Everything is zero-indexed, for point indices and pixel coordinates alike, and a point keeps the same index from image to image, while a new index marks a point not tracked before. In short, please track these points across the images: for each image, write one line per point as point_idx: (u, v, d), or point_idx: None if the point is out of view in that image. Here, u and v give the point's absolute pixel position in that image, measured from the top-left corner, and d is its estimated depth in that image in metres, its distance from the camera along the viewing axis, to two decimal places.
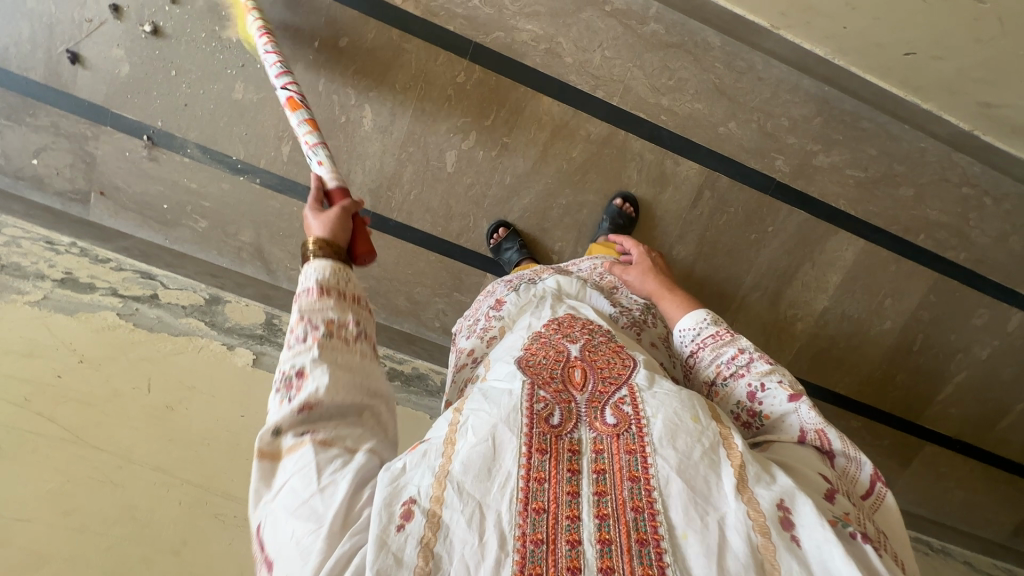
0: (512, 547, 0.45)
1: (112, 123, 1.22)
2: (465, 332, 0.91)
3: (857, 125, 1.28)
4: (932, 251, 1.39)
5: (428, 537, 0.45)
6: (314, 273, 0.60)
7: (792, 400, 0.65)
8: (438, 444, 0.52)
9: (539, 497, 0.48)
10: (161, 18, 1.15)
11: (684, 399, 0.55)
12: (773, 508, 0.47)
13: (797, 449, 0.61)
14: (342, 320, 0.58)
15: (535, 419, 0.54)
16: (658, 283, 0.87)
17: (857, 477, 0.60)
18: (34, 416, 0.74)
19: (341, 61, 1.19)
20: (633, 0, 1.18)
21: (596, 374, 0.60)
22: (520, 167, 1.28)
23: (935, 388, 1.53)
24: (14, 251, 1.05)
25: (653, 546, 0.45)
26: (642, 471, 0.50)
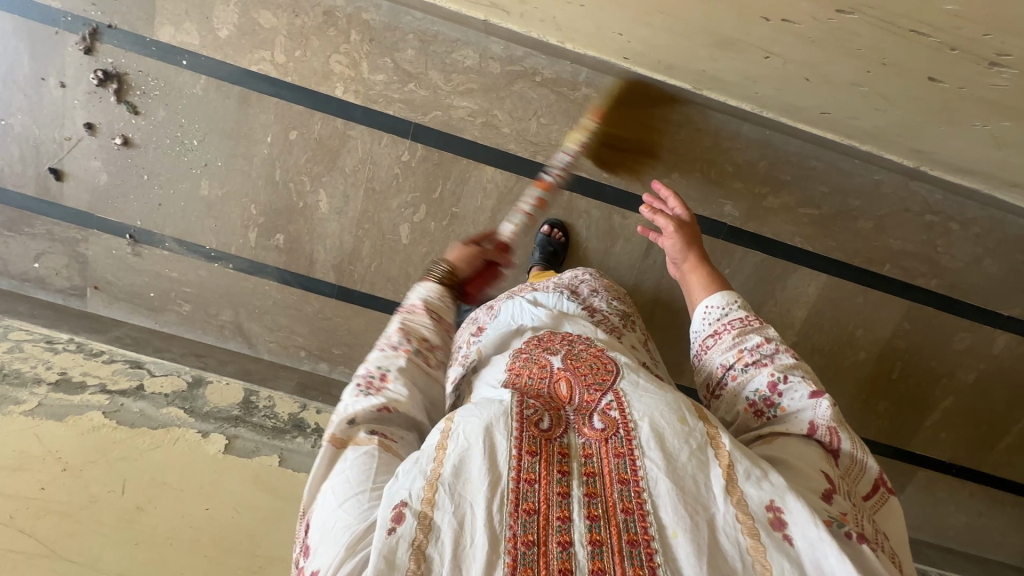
0: (503, 549, 0.44)
1: (98, 225, 1.34)
2: None
3: (803, 164, 1.27)
4: (901, 279, 1.36)
5: (420, 540, 0.44)
6: (422, 292, 0.73)
7: (813, 396, 0.63)
8: (430, 449, 0.50)
9: (529, 498, 0.47)
10: (129, 130, 1.25)
11: (671, 401, 0.54)
12: (763, 510, 0.48)
13: (805, 445, 0.60)
14: (431, 342, 0.69)
15: (525, 422, 0.52)
16: (698, 253, 0.81)
17: (862, 473, 0.60)
18: (16, 532, 0.86)
19: (293, 152, 1.27)
20: (562, 69, 1.21)
21: (582, 383, 0.58)
22: (472, 233, 1.33)
23: (922, 413, 1.49)
24: (16, 357, 1.17)
25: (645, 547, 0.45)
26: (632, 473, 0.49)
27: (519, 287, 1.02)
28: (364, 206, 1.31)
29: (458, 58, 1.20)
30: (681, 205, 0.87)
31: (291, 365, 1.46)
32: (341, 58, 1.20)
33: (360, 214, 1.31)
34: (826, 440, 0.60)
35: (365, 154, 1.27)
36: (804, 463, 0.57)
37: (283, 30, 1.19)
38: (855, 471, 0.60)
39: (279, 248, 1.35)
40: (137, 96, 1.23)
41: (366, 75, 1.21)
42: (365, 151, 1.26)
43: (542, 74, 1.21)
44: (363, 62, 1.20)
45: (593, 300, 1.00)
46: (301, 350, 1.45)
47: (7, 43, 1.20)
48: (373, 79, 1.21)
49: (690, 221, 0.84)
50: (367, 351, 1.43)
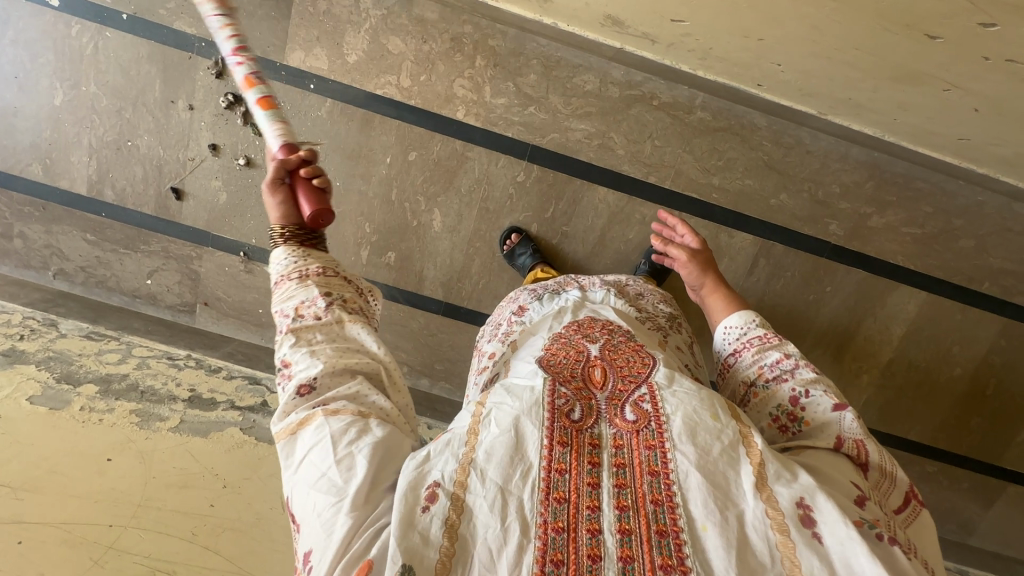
0: (534, 533, 0.47)
1: (212, 243, 1.36)
2: (487, 337, 0.96)
3: (909, 186, 1.30)
4: (999, 297, 1.39)
5: (452, 519, 0.48)
6: (280, 262, 0.66)
7: (837, 409, 0.66)
8: (461, 432, 0.54)
9: (560, 487, 0.50)
10: (253, 152, 1.28)
11: (704, 398, 0.56)
12: (793, 506, 0.49)
13: (834, 456, 0.61)
14: (309, 299, 0.62)
15: (556, 413, 0.56)
16: (715, 278, 0.87)
17: (893, 489, 0.61)
18: (202, 549, 0.88)
19: (411, 172, 1.30)
20: (679, 93, 1.25)
21: (616, 372, 0.63)
22: (580, 252, 1.35)
23: (1013, 428, 1.51)
24: (147, 373, 1.19)
25: (673, 538, 0.47)
26: (661, 466, 0.52)
27: (564, 279, 1.06)
28: (476, 225, 1.34)
29: (579, 83, 1.24)
30: (693, 235, 0.94)
31: None
32: (465, 83, 1.24)
33: (473, 232, 1.35)
34: (853, 453, 0.62)
35: (481, 174, 1.30)
36: (836, 471, 0.58)
37: (410, 55, 1.22)
38: (884, 481, 0.62)
39: (390, 266, 1.38)
40: None
41: (488, 98, 1.25)
42: (481, 172, 1.30)
43: (660, 98, 1.25)
44: (486, 86, 1.24)
45: (646, 305, 0.99)
46: (404, 366, 1.47)
47: (141, 67, 1.23)
48: (495, 102, 1.25)
49: (702, 249, 0.91)
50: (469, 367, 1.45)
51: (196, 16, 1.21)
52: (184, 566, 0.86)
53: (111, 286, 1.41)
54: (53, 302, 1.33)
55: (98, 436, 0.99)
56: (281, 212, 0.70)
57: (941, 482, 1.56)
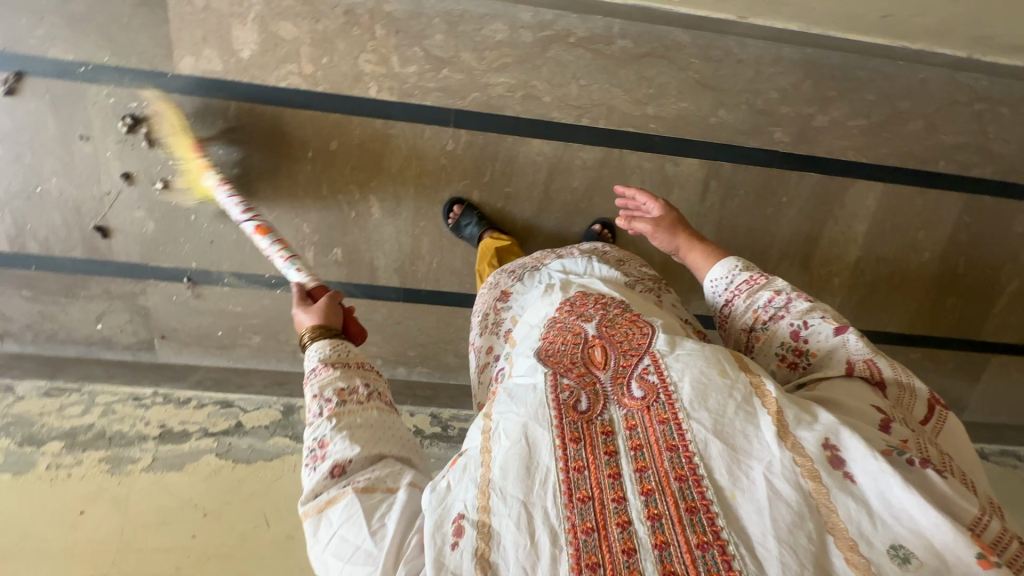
0: (565, 540, 0.53)
1: (153, 274, 1.32)
2: (476, 327, 1.00)
3: (848, 76, 1.25)
4: (956, 174, 1.36)
5: (482, 548, 0.53)
6: (316, 353, 0.75)
7: (838, 334, 0.75)
8: (477, 455, 0.61)
9: (582, 486, 0.56)
10: (168, 173, 1.22)
11: (709, 355, 0.63)
12: (820, 448, 0.55)
13: (848, 382, 0.70)
14: (350, 388, 0.70)
15: (563, 409, 0.61)
16: (685, 237, 0.97)
17: (915, 399, 0.70)
18: None
19: (338, 162, 1.25)
20: (595, 25, 1.18)
21: (617, 349, 0.68)
22: (528, 210, 1.32)
23: (988, 302, 1.51)
24: (112, 419, 1.17)
25: (704, 512, 0.53)
26: (678, 439, 0.57)
27: (540, 253, 1.11)
28: (417, 203, 1.30)
29: (489, 33, 1.17)
30: (654, 202, 1.02)
31: None
32: (370, 57, 1.17)
33: (415, 212, 1.30)
34: (867, 374, 0.70)
35: (409, 150, 1.25)
36: (854, 400, 0.66)
37: (305, 38, 1.15)
38: (904, 396, 0.70)
39: (338, 262, 1.34)
40: (169, 137, 1.19)
41: (398, 68, 1.18)
42: (409, 147, 1.24)
43: (576, 34, 1.18)
44: (392, 56, 1.17)
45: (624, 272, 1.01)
46: (378, 359, 1.44)
47: (28, 106, 1.16)
48: (406, 72, 1.18)
49: (667, 213, 1.01)
50: (443, 346, 1.44)
51: (70, 39, 1.12)
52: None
53: (63, 338, 1.36)
54: (6, 365, 1.29)
55: (69, 490, 0.99)
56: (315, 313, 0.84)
57: (926, 366, 1.58)
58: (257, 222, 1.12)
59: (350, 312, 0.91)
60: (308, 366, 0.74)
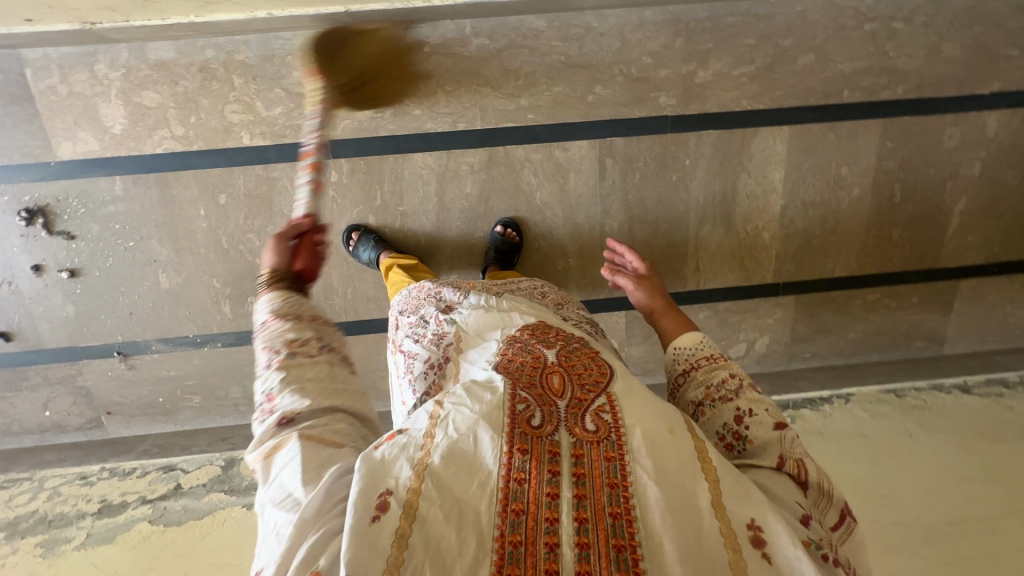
0: (490, 547, 0.47)
1: (85, 355, 1.36)
2: (412, 335, 0.93)
3: (720, 26, 1.21)
4: (865, 100, 1.29)
5: (399, 541, 0.47)
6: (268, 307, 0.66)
7: (778, 428, 0.64)
8: (416, 436, 0.55)
9: (519, 498, 0.50)
10: (72, 257, 1.26)
11: (663, 408, 0.59)
12: (745, 528, 0.51)
13: (777, 477, 0.61)
14: (302, 338, 0.62)
15: (517, 420, 0.55)
16: (662, 300, 0.92)
17: (838, 506, 0.62)
18: None
19: (230, 213, 1.26)
20: (446, 30, 1.17)
21: (574, 379, 0.62)
22: (428, 224, 1.31)
23: (939, 226, 1.42)
24: (56, 502, 1.20)
25: (631, 551, 0.47)
26: (621, 478, 0.52)
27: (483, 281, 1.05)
28: None
29: None
30: (642, 262, 1.04)
31: None
32: (235, 107, 1.19)
33: None
34: (795, 473, 0.61)
35: (296, 189, 1.25)
36: (777, 489, 0.59)
37: (170, 102, 1.18)
38: (822, 501, 0.62)
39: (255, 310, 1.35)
40: (66, 222, 1.24)
41: (265, 112, 1.19)
42: (295, 186, 1.25)
43: (430, 43, 1.18)
44: (256, 102, 1.19)
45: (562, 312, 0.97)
46: None
47: None
48: (273, 114, 1.20)
49: (652, 277, 0.99)
50: (378, 374, 1.43)
51: None
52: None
53: (17, 429, 1.41)
54: None
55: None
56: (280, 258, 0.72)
57: (889, 305, 1.48)
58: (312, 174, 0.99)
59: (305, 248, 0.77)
60: (258, 316, 0.65)
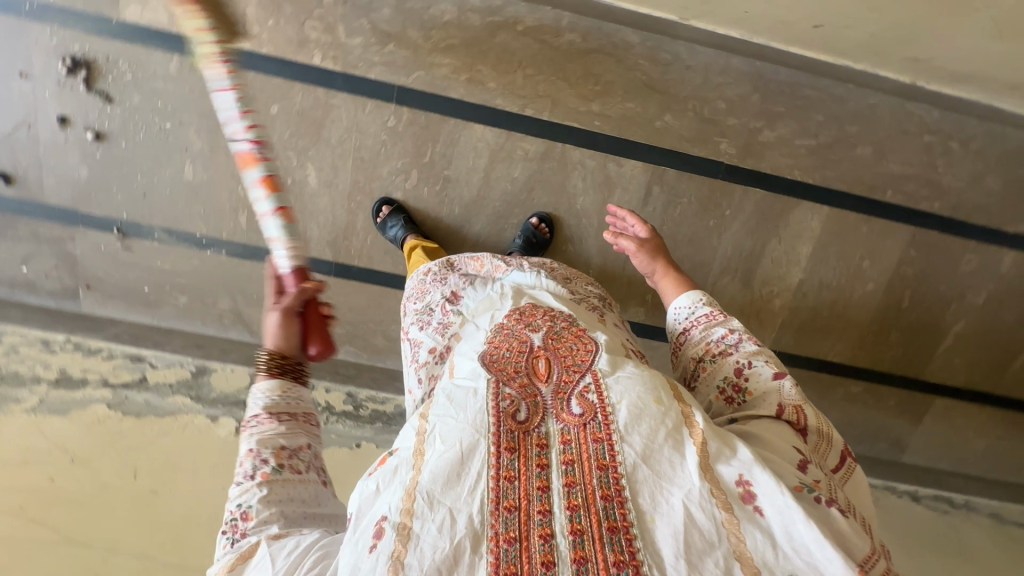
0: (485, 548, 0.54)
1: (84, 222, 1.31)
2: (416, 323, 1.00)
3: (797, 94, 1.25)
4: (904, 204, 1.35)
5: (399, 551, 0.54)
6: (262, 396, 0.68)
7: (777, 377, 0.75)
8: (408, 457, 0.63)
9: (509, 496, 0.58)
10: (104, 120, 1.22)
11: (645, 384, 0.67)
12: (734, 483, 0.59)
13: (774, 423, 0.70)
14: (291, 449, 0.66)
15: (502, 418, 0.66)
16: (663, 261, 1.00)
17: (832, 450, 0.70)
18: (29, 522, 0.86)
19: (277, 126, 1.24)
20: (544, 16, 1.18)
21: (560, 363, 0.73)
22: (467, 196, 1.31)
23: (933, 341, 1.49)
24: (13, 359, 1.16)
25: (624, 532, 0.55)
26: (609, 460, 0.61)
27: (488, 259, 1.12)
28: (354, 177, 1.28)
29: (436, 14, 1.18)
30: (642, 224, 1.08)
31: None
32: (317, 25, 1.18)
33: (352, 185, 1.29)
34: (794, 419, 0.70)
35: (350, 122, 1.24)
36: (775, 439, 0.66)
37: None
38: (822, 444, 0.70)
39: None
40: (109, 83, 1.19)
41: (344, 39, 1.18)
42: (350, 120, 1.24)
43: (524, 23, 1.18)
44: (339, 26, 1.18)
45: (574, 286, 1.04)
46: None
47: None
48: (351, 43, 1.18)
49: (651, 237, 1.05)
50: (371, 326, 1.41)
51: None
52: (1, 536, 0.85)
53: None
54: None
55: None
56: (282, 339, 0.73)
57: (867, 402, 1.53)
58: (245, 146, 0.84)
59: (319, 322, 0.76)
60: (250, 410, 0.67)
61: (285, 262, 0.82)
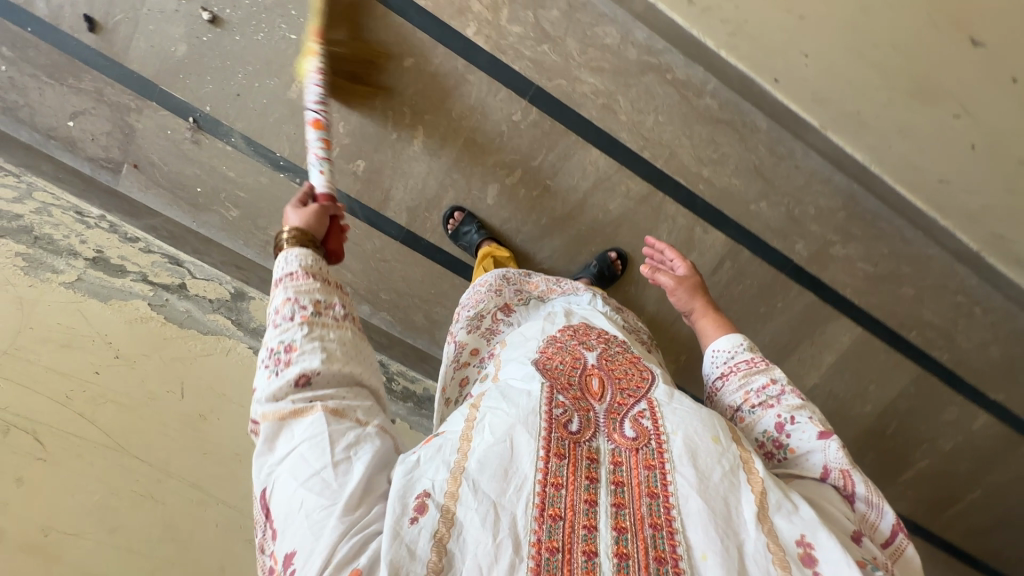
0: (526, 553, 0.50)
1: (158, 99, 1.19)
2: (462, 323, 0.99)
3: (874, 224, 1.36)
4: (921, 347, 1.49)
5: (441, 533, 0.50)
6: (295, 259, 0.68)
7: (821, 438, 0.67)
8: (455, 440, 0.59)
9: (556, 504, 0.54)
10: (226, 7, 1.14)
11: (703, 419, 0.62)
12: (795, 544, 0.53)
13: (818, 487, 0.64)
14: (327, 302, 0.65)
15: (554, 424, 0.61)
16: (705, 302, 0.92)
17: (878, 525, 0.62)
18: (74, 416, 0.75)
19: (403, 79, 1.20)
20: (693, 73, 1.22)
21: (614, 384, 0.69)
22: (559, 211, 1.31)
23: (898, 470, 1.64)
24: (46, 220, 1.03)
25: (671, 565, 0.51)
26: (661, 488, 0.56)
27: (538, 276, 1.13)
28: (459, 154, 1.26)
29: (598, 33, 1.19)
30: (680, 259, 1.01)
31: None
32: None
33: (453, 162, 1.27)
34: (840, 483, 0.63)
35: (477, 102, 1.22)
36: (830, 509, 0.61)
37: None
38: (868, 524, 0.62)
39: (356, 175, 1.26)
40: None
41: (504, 23, 1.17)
42: (478, 100, 1.22)
43: (673, 73, 1.22)
44: (504, 8, 1.16)
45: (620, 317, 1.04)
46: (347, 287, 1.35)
47: None
48: (509, 29, 1.17)
49: (690, 274, 0.97)
50: (417, 302, 1.37)
51: None
52: (47, 428, 0.73)
53: (22, 118, 1.19)
54: None
55: None
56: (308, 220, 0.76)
57: None
58: (318, 113, 1.05)
59: (339, 229, 0.82)
60: (278, 272, 0.67)
61: (321, 187, 0.95)
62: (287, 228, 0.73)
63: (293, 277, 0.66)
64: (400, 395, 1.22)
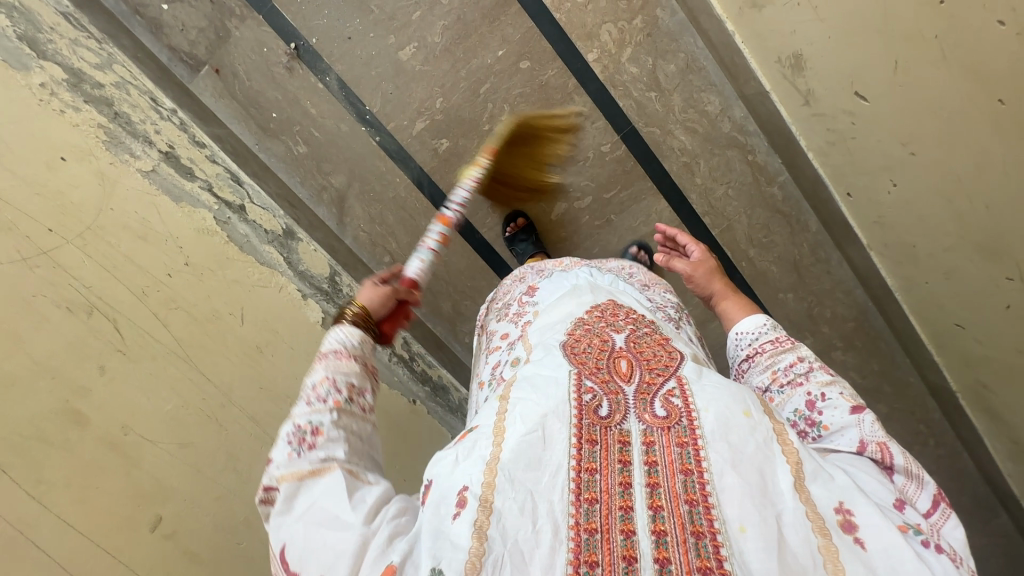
0: (565, 537, 0.42)
1: (266, 14, 1.15)
2: (495, 315, 0.86)
3: (875, 342, 1.39)
4: None
5: (482, 521, 0.42)
6: (342, 337, 0.57)
7: (855, 412, 0.54)
8: (489, 432, 0.48)
9: (592, 486, 0.44)
10: None
11: (734, 390, 0.50)
12: (832, 511, 0.44)
13: (853, 461, 0.51)
14: (361, 387, 0.54)
15: (584, 410, 0.49)
16: (725, 284, 0.79)
17: (916, 498, 0.49)
18: (149, 315, 0.76)
19: (513, 78, 1.21)
20: (772, 160, 1.28)
21: (642, 364, 0.55)
22: (612, 246, 1.34)
23: None
24: (124, 97, 0.96)
25: (710, 539, 0.41)
26: (696, 464, 0.45)
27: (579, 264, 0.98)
28: None
29: (702, 99, 1.25)
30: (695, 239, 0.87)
31: (367, 265, 1.30)
32: (613, 31, 1.20)
33: None
34: (878, 457, 0.50)
35: None
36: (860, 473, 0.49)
37: None
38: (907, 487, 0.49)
39: (436, 152, 1.25)
40: None
41: (623, 59, 1.22)
42: None
43: (755, 155, 1.27)
44: (628, 47, 1.21)
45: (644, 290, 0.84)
46: (387, 255, 1.31)
47: None
48: (626, 67, 1.22)
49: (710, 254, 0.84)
50: (451, 292, 1.35)
51: None
52: (127, 322, 0.74)
53: None
54: None
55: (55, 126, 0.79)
56: (375, 303, 0.66)
57: None
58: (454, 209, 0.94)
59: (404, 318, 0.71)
60: (324, 344, 0.56)
61: (414, 272, 0.82)
62: (354, 305, 0.63)
63: (337, 355, 0.55)
64: (419, 377, 1.21)
